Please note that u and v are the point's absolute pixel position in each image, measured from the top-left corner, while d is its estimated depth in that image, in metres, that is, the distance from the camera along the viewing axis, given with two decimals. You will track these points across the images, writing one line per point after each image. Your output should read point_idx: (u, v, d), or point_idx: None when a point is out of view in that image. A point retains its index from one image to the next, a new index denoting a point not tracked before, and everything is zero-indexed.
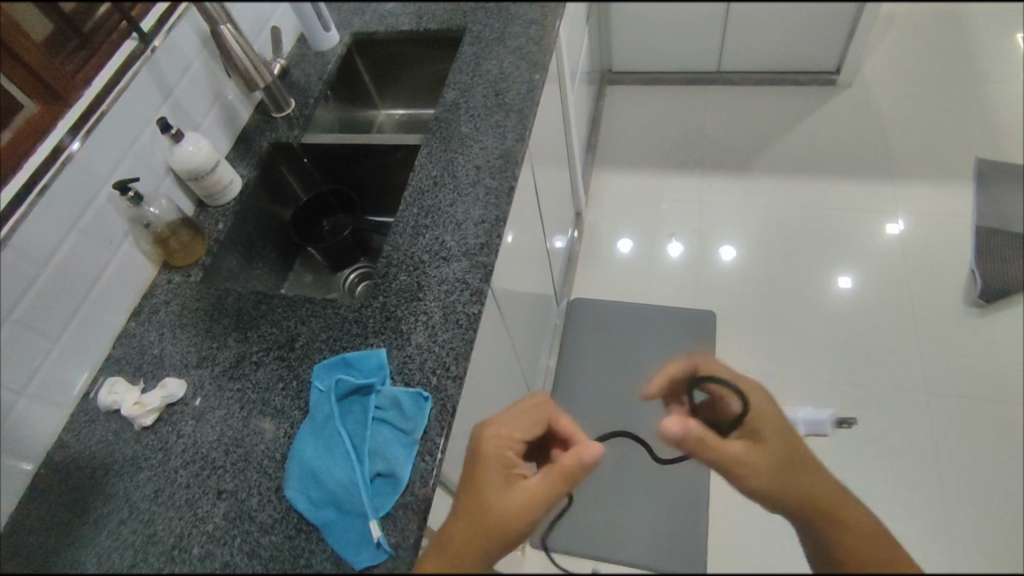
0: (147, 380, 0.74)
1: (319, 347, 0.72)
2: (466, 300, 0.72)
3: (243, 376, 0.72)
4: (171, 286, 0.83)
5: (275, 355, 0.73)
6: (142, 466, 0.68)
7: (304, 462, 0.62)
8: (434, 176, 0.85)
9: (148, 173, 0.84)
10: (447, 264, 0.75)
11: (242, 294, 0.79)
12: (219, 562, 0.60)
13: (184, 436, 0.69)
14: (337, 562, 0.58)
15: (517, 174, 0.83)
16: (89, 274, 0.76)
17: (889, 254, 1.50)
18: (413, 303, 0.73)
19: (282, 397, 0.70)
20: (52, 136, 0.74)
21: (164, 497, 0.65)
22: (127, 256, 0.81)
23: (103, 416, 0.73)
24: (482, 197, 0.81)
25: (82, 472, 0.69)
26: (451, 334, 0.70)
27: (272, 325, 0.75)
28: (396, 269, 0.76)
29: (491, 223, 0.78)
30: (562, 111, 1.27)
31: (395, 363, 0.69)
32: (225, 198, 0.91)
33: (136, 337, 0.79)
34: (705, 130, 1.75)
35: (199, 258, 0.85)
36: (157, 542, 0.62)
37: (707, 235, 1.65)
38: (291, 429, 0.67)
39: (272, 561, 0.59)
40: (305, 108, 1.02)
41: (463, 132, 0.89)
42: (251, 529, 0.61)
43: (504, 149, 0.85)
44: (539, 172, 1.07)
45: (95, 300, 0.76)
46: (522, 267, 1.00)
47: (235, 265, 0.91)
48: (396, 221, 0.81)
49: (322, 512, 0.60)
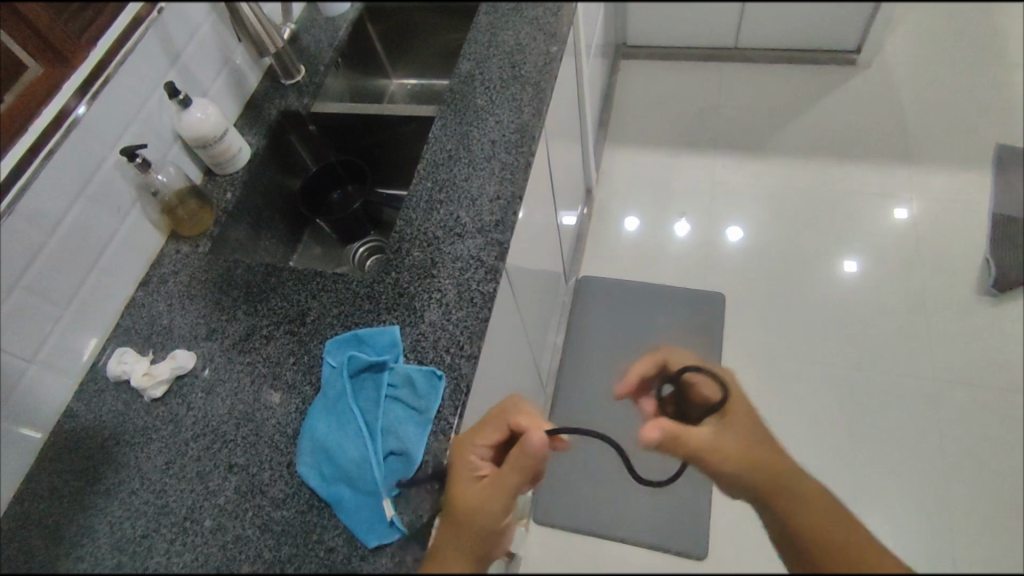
0: (158, 351, 0.73)
1: (330, 322, 0.71)
2: (482, 278, 0.71)
3: (254, 349, 0.71)
4: (179, 257, 0.81)
5: (285, 329, 0.72)
6: (153, 437, 0.67)
7: (316, 438, 0.62)
8: (449, 150, 0.83)
9: (156, 139, 0.82)
10: (461, 241, 0.74)
11: (251, 266, 0.77)
12: (231, 536, 0.60)
13: (194, 409, 0.68)
14: (349, 539, 0.58)
15: (533, 150, 0.81)
16: (97, 242, 0.74)
17: (902, 237, 1.46)
18: (427, 279, 0.72)
19: (293, 371, 0.69)
20: (58, 99, 0.72)
21: (175, 469, 0.65)
22: (135, 224, 0.79)
23: (112, 386, 0.72)
24: (498, 172, 0.79)
25: (93, 441, 0.68)
26: (465, 314, 0.68)
27: (281, 299, 0.74)
28: (409, 245, 0.75)
29: (506, 199, 0.76)
30: (578, 84, 1.24)
31: (408, 341, 0.68)
32: (234, 167, 0.88)
33: (144, 307, 0.78)
34: (720, 108, 1.77)
35: (207, 228, 0.83)
36: (168, 513, 0.62)
37: (717, 213, 1.58)
38: (302, 405, 0.67)
39: (284, 536, 0.59)
40: (315, 75, 0.99)
41: (478, 105, 0.86)
42: (263, 502, 0.61)
43: (520, 124, 0.83)
44: (553, 148, 1.04)
45: (104, 268, 0.75)
46: (532, 244, 0.98)
47: (244, 235, 0.90)
48: (410, 195, 0.79)
49: (335, 489, 0.60)
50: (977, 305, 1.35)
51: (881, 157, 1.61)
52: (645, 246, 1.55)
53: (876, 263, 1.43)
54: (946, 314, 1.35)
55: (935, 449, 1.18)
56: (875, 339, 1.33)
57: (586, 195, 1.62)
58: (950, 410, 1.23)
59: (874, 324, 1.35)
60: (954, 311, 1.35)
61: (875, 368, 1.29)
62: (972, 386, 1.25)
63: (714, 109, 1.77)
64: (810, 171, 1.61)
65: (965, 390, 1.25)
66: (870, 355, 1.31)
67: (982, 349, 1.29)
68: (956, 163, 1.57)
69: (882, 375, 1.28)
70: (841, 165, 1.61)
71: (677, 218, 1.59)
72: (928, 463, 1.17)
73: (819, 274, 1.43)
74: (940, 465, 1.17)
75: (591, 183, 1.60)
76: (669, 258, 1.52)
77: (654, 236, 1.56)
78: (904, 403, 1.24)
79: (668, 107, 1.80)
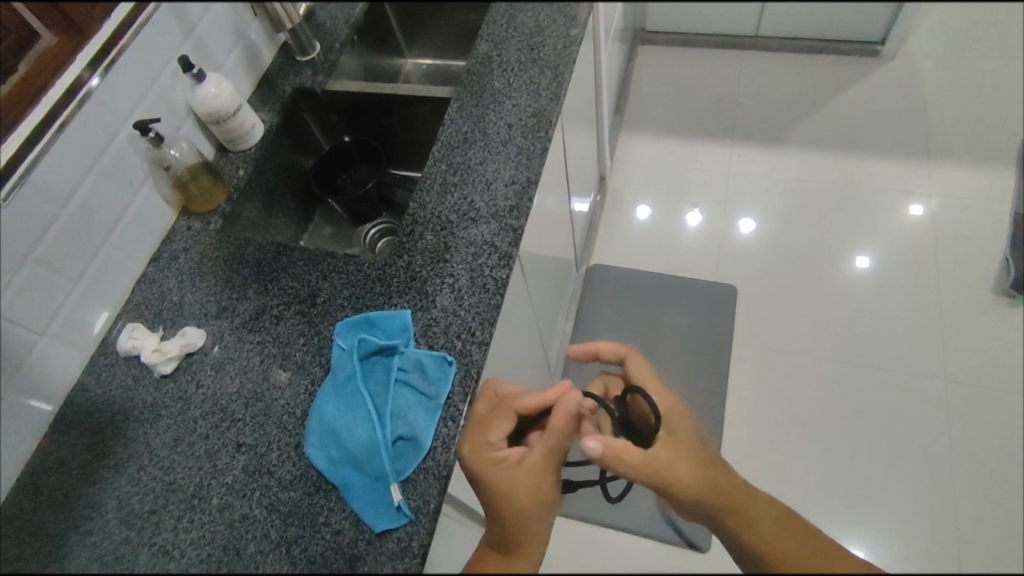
0: (167, 328, 0.73)
1: (341, 304, 0.71)
2: (495, 264, 0.70)
3: (264, 328, 0.71)
4: (191, 233, 0.80)
5: (295, 310, 0.71)
6: (162, 414, 0.67)
7: (324, 420, 0.62)
8: (464, 133, 0.81)
9: (169, 114, 0.81)
10: (475, 226, 0.73)
11: (262, 244, 0.76)
12: (237, 515, 0.60)
13: (204, 386, 0.68)
14: (356, 523, 0.58)
15: (550, 135, 0.80)
16: (109, 216, 0.74)
17: (919, 233, 1.44)
18: (440, 264, 0.71)
19: (302, 352, 0.68)
20: (71, 71, 0.71)
21: (183, 446, 0.65)
22: (147, 199, 0.78)
23: (123, 361, 0.72)
24: (513, 157, 0.78)
25: (102, 416, 0.68)
26: (477, 300, 0.68)
27: (292, 279, 0.74)
28: (422, 228, 0.74)
29: (522, 184, 0.75)
30: (596, 69, 1.22)
31: (420, 325, 0.67)
32: (247, 144, 0.87)
33: (155, 282, 0.77)
34: (738, 98, 1.73)
35: (219, 205, 0.82)
36: (177, 490, 0.62)
37: (731, 203, 1.56)
38: (312, 386, 0.66)
39: (292, 517, 0.59)
40: (330, 52, 0.98)
41: (495, 87, 0.85)
42: (270, 483, 0.61)
43: (537, 108, 0.82)
44: (569, 133, 1.03)
45: (115, 244, 0.75)
46: (544, 230, 0.97)
47: (256, 213, 0.89)
48: (424, 177, 0.78)
49: (342, 472, 0.60)
50: (993, 306, 1.33)
51: (901, 153, 1.57)
52: (657, 235, 1.53)
53: (890, 262, 1.41)
54: (961, 313, 1.33)
55: (942, 449, 1.18)
56: (888, 336, 1.31)
57: (600, 182, 1.60)
58: (960, 408, 1.22)
59: (886, 320, 1.33)
60: (969, 312, 1.33)
61: (886, 367, 1.28)
62: (985, 386, 1.24)
63: (732, 98, 1.73)
64: (827, 164, 1.59)
65: (978, 391, 1.23)
66: (881, 353, 1.29)
67: (997, 350, 1.27)
68: (978, 159, 1.53)
69: (891, 374, 1.27)
70: (860, 159, 1.58)
71: (690, 208, 1.57)
72: (935, 464, 1.16)
73: (832, 270, 1.41)
74: (947, 467, 1.16)
75: (604, 170, 1.58)
76: (681, 248, 1.50)
77: (665, 226, 1.54)
78: (913, 402, 1.23)
79: (684, 95, 1.76)
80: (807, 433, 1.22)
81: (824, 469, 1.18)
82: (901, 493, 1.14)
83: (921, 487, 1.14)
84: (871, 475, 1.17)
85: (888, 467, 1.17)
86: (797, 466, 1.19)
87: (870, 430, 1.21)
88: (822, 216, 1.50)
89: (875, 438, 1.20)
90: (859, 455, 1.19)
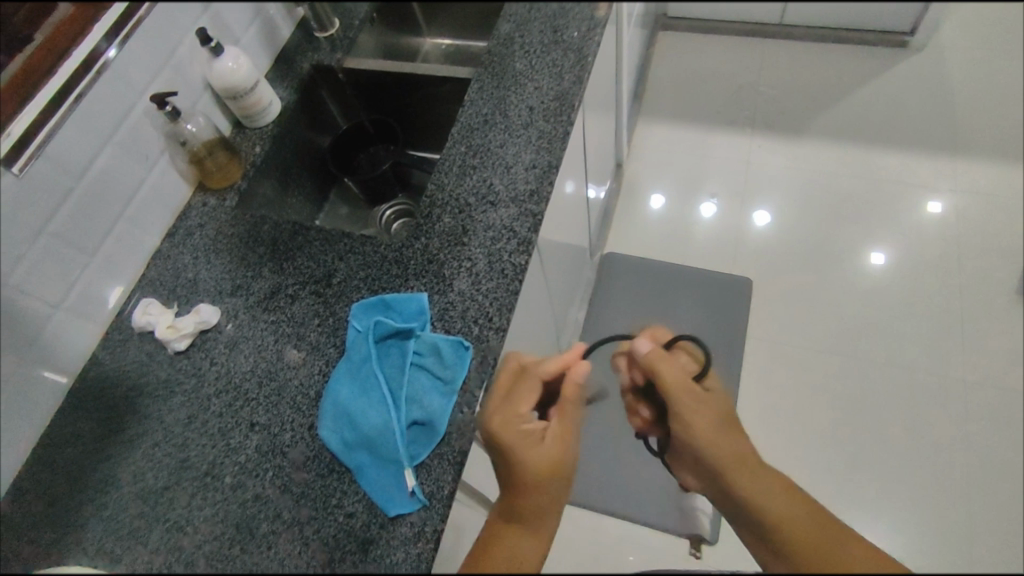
0: (182, 304, 0.73)
1: (356, 286, 0.70)
2: (514, 249, 0.69)
3: (278, 308, 0.70)
4: (206, 209, 0.80)
5: (310, 290, 0.71)
6: (176, 390, 0.67)
7: (339, 402, 0.61)
8: (485, 114, 0.80)
9: (186, 88, 0.80)
10: (494, 209, 0.72)
11: (278, 222, 0.76)
12: (250, 494, 0.60)
13: (217, 364, 0.68)
14: (369, 506, 0.58)
15: (573, 119, 0.78)
16: (125, 190, 0.73)
17: (941, 231, 1.41)
18: (458, 247, 0.70)
19: (317, 333, 0.68)
20: (88, 40, 0.70)
21: (197, 423, 0.64)
22: (163, 173, 0.77)
23: (137, 336, 0.71)
24: (535, 140, 0.76)
25: (117, 391, 0.68)
26: (495, 285, 0.67)
27: (308, 258, 0.73)
28: (440, 211, 0.73)
29: (543, 168, 0.74)
30: (617, 54, 1.19)
31: (436, 309, 0.66)
32: (264, 121, 0.86)
33: (170, 258, 0.76)
34: (759, 87, 1.68)
35: (235, 181, 0.81)
36: (190, 467, 0.62)
37: (749, 195, 1.53)
38: (326, 368, 0.66)
39: (304, 498, 0.59)
40: (349, 29, 0.96)
41: (517, 69, 0.83)
42: (283, 464, 0.61)
43: (560, 91, 0.80)
44: (589, 118, 1.01)
45: (131, 218, 0.74)
46: (562, 217, 0.96)
47: (271, 191, 0.88)
48: (442, 158, 0.77)
49: (355, 455, 0.59)
50: (1014, 307, 1.30)
51: (923, 148, 1.54)
52: (672, 225, 1.51)
53: (908, 259, 1.38)
54: (981, 314, 1.30)
55: (957, 450, 1.16)
56: (904, 334, 1.29)
57: (616, 169, 1.58)
58: (978, 410, 1.20)
59: (903, 318, 1.31)
60: (988, 312, 1.30)
61: (901, 366, 1.26)
62: (1003, 388, 1.22)
63: (752, 87, 1.68)
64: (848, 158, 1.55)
65: (996, 392, 1.21)
66: (896, 352, 1.28)
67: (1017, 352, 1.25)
68: (1004, 157, 1.50)
69: (906, 372, 1.25)
70: (880, 155, 1.54)
71: (705, 199, 1.55)
72: (949, 463, 1.15)
73: (849, 266, 1.39)
74: (962, 467, 1.14)
75: (621, 158, 1.56)
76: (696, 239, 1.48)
77: (680, 217, 1.52)
78: (927, 402, 1.21)
79: (703, 82, 1.71)
80: (820, 429, 1.21)
81: (836, 466, 1.17)
82: (913, 491, 1.13)
83: (933, 486, 1.13)
84: (882, 473, 1.15)
85: (900, 466, 1.16)
86: (808, 462, 1.18)
87: (884, 429, 1.19)
88: (841, 211, 1.48)
89: (888, 436, 1.19)
90: (871, 453, 1.18)
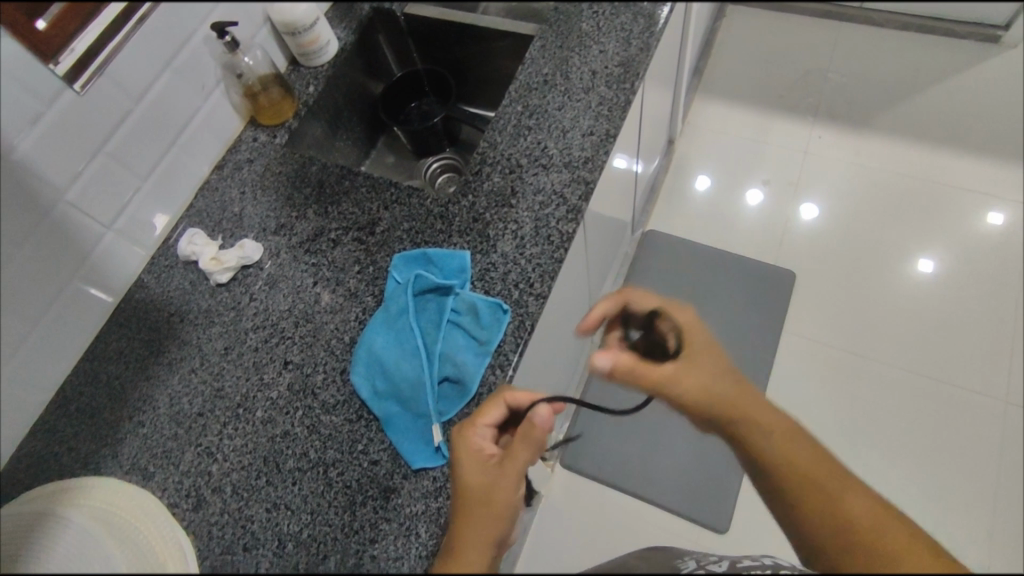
0: (227, 238, 0.73)
1: (399, 237, 0.69)
2: (562, 217, 0.67)
3: (321, 251, 0.70)
4: (256, 145, 0.79)
5: (353, 237, 0.70)
6: (215, 321, 0.68)
7: (373, 351, 0.61)
8: (545, 75, 0.77)
9: (246, 19, 0.77)
10: (545, 173, 0.70)
11: (327, 165, 0.75)
12: (279, 430, 0.61)
13: (257, 300, 0.68)
14: (394, 457, 0.58)
15: (636, 88, 0.75)
16: (179, 116, 0.73)
17: (1005, 244, 1.33)
18: (505, 209, 0.68)
19: (356, 280, 0.68)
20: None
21: (233, 355, 0.65)
22: (217, 105, 0.77)
23: (181, 265, 0.72)
24: (594, 106, 0.74)
25: (159, 314, 0.69)
26: (540, 251, 0.65)
27: (353, 204, 0.72)
28: (490, 169, 0.71)
29: (600, 136, 0.71)
30: (685, 26, 1.14)
31: (477, 269, 0.66)
32: (320, 60, 0.84)
33: (218, 191, 0.76)
34: (828, 73, 1.59)
35: (287, 120, 0.80)
36: (223, 397, 0.63)
37: (803, 185, 1.46)
38: (363, 315, 0.66)
39: (331, 441, 0.60)
40: None
41: (583, 29, 0.80)
42: (314, 404, 0.62)
43: (625, 57, 0.77)
44: (650, 89, 0.97)
45: (183, 146, 0.74)
46: (608, 190, 0.93)
47: (321, 133, 0.87)
48: (498, 115, 0.74)
49: (385, 405, 0.60)
50: None
51: (1002, 152, 1.43)
52: (719, 207, 1.45)
53: (962, 267, 1.31)
54: None
55: (994, 468, 1.11)
56: (951, 346, 1.23)
57: (667, 145, 1.52)
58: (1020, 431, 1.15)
59: (953, 329, 1.25)
60: None
61: (941, 378, 1.20)
62: None
63: (821, 73, 1.59)
64: (917, 156, 1.45)
65: None
66: (941, 364, 1.22)
67: None
68: None
69: (947, 387, 1.19)
70: (953, 156, 1.43)
71: (753, 186, 1.47)
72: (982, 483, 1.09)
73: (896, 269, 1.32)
74: (995, 490, 1.08)
75: (674, 133, 1.50)
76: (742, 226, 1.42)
77: (725, 201, 1.46)
78: (965, 419, 1.16)
79: (771, 61, 1.62)
80: None
81: None
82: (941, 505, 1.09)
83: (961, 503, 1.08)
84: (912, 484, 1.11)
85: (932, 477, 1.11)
86: None
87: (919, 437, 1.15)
88: (902, 210, 1.39)
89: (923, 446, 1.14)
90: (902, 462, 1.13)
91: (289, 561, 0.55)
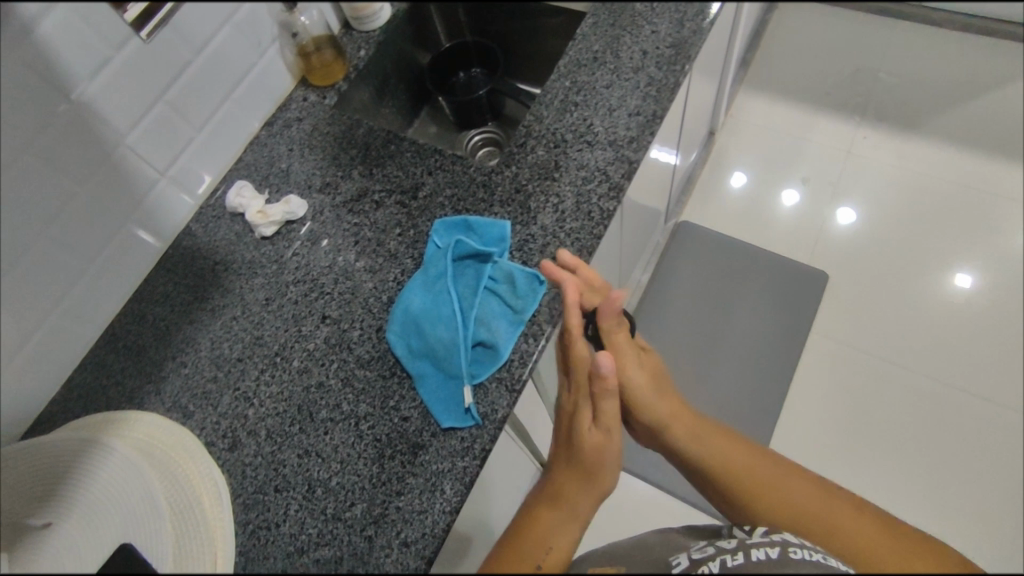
0: (273, 193, 0.74)
1: (441, 203, 0.70)
2: (603, 194, 0.68)
3: (363, 212, 0.71)
4: (306, 105, 0.80)
5: (396, 200, 0.71)
6: (258, 272, 0.70)
7: (409, 311, 0.62)
8: (594, 51, 0.77)
9: None
10: (590, 149, 0.70)
11: (374, 129, 0.76)
12: (314, 381, 0.63)
13: (299, 255, 0.70)
14: (424, 415, 0.60)
15: (685, 70, 0.74)
16: (239, 69, 0.73)
17: None
18: (547, 182, 0.69)
19: (396, 242, 0.69)
20: None
21: (274, 305, 0.67)
22: (271, 63, 0.77)
23: (228, 216, 0.74)
24: (642, 86, 0.73)
25: (204, 262, 0.71)
26: (580, 226, 0.66)
27: (398, 168, 0.73)
28: (535, 142, 0.71)
29: (646, 117, 0.71)
30: (738, 15, 1.11)
31: (516, 239, 0.66)
32: (372, 26, 0.85)
33: (266, 147, 0.77)
34: (879, 72, 1.53)
35: (336, 81, 0.81)
36: (262, 345, 0.65)
37: (843, 185, 1.43)
38: (401, 277, 0.67)
39: (364, 394, 0.61)
40: None
41: (637, 8, 0.79)
42: (349, 359, 0.63)
43: (676, 39, 0.76)
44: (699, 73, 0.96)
45: (238, 99, 0.74)
46: (648, 174, 0.93)
47: (367, 98, 0.88)
48: (545, 90, 0.75)
49: (418, 363, 0.61)
50: None
51: None
52: (755, 203, 1.44)
53: (1005, 278, 1.27)
54: None
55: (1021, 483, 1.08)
56: (986, 359, 1.20)
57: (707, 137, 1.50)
58: None
59: (989, 340, 1.22)
60: None
61: (974, 390, 1.17)
62: None
63: (872, 71, 1.53)
64: (966, 162, 1.41)
65: None
66: (975, 375, 1.19)
67: None
68: None
69: (979, 398, 1.16)
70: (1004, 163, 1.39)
71: (790, 184, 1.45)
72: (1006, 500, 1.07)
73: (932, 277, 1.29)
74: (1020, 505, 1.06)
75: (715, 125, 1.48)
76: (777, 222, 1.41)
77: (760, 198, 1.44)
78: (994, 431, 1.13)
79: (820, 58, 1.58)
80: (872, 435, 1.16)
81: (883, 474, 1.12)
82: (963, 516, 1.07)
83: (983, 516, 1.05)
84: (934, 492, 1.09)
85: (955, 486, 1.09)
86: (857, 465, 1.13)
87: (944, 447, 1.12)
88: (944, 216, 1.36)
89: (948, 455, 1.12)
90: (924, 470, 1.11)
91: (317, 505, 0.57)
